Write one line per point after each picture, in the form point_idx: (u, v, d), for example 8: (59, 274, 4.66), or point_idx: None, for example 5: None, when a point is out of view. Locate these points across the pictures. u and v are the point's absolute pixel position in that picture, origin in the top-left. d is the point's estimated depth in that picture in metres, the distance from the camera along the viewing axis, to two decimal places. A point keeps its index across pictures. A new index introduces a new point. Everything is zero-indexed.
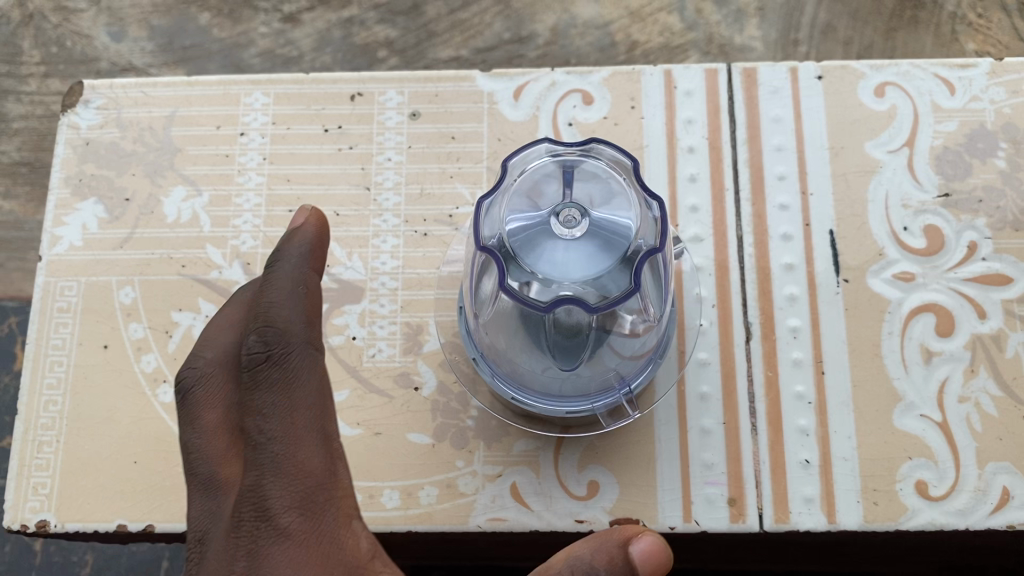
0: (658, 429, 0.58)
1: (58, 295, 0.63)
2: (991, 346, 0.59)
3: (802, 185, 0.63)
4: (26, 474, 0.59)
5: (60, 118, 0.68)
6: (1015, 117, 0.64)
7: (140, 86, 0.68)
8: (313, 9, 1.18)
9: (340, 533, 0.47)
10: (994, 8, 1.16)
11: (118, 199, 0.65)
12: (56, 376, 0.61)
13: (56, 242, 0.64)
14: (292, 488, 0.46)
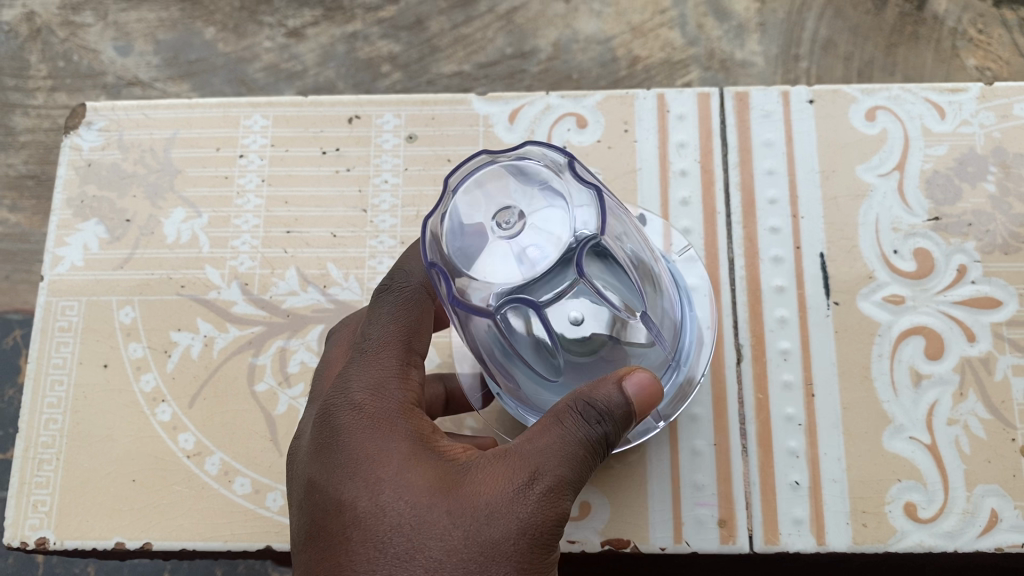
0: (651, 453, 0.63)
1: (60, 314, 0.70)
2: (980, 369, 0.64)
3: (792, 209, 0.69)
4: (27, 490, 0.66)
5: (65, 138, 0.76)
6: (1004, 140, 0.70)
7: (141, 110, 0.77)
8: (317, 24, 1.19)
9: (409, 413, 0.53)
10: (994, 23, 1.16)
11: (119, 221, 0.73)
12: (56, 395, 0.68)
13: (58, 262, 0.72)
14: (370, 377, 0.54)
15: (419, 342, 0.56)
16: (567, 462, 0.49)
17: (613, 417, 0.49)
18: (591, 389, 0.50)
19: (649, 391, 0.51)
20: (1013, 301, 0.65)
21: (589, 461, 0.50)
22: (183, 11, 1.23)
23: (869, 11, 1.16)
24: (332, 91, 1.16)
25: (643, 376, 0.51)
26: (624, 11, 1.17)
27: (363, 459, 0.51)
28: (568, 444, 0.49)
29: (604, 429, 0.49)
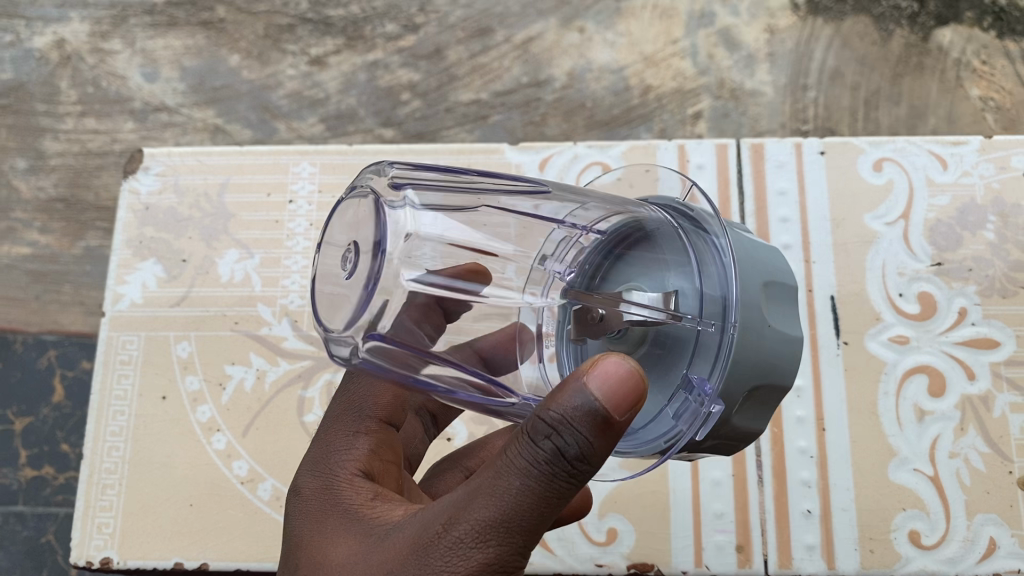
0: (672, 481, 0.70)
1: (120, 349, 0.79)
2: (979, 406, 0.70)
3: (804, 254, 0.75)
4: (92, 513, 0.74)
5: (124, 183, 0.84)
6: (1001, 191, 0.75)
7: (195, 156, 0.84)
8: (339, 52, 1.23)
9: (347, 488, 0.55)
10: (998, 53, 1.18)
11: (176, 261, 0.81)
12: (118, 424, 0.76)
13: (119, 299, 0.80)
14: (316, 460, 0.58)
15: (372, 410, 0.60)
16: (498, 497, 0.44)
17: (576, 428, 0.43)
18: (552, 399, 0.44)
19: (616, 383, 0.43)
20: (1010, 341, 0.71)
21: (548, 484, 0.44)
22: (208, 38, 1.26)
23: (875, 41, 1.18)
24: (354, 118, 1.20)
25: (606, 365, 0.44)
26: (637, 41, 1.21)
27: (296, 544, 0.54)
28: (503, 476, 0.45)
29: (559, 445, 0.43)
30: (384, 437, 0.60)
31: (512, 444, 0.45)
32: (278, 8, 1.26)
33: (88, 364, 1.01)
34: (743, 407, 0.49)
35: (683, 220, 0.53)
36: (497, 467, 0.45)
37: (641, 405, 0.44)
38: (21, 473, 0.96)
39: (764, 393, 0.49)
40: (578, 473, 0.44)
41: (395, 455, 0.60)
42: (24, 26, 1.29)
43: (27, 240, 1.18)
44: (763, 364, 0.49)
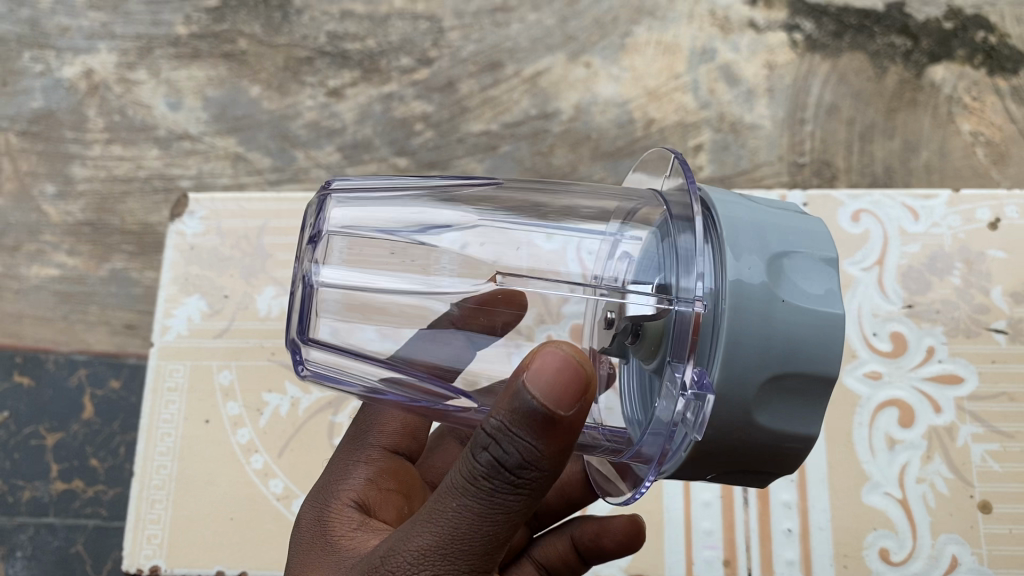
0: (664, 500, 0.69)
1: (167, 376, 0.77)
2: (945, 437, 0.68)
3: None
4: (141, 525, 0.72)
5: (169, 225, 0.82)
6: (968, 241, 0.74)
7: (235, 200, 0.82)
8: (355, 84, 1.27)
9: (337, 516, 0.56)
10: (988, 90, 1.17)
11: (218, 295, 0.79)
12: (165, 444, 0.75)
13: (167, 330, 0.78)
14: (315, 490, 0.60)
15: (377, 440, 0.63)
16: (442, 513, 0.43)
17: (513, 435, 0.42)
18: (494, 408, 0.43)
19: (551, 378, 0.41)
20: (974, 376, 0.70)
21: (493, 496, 0.43)
22: (230, 69, 1.29)
23: (871, 78, 1.18)
24: (369, 148, 1.24)
25: (540, 356, 0.42)
26: (641, 76, 1.23)
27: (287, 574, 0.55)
28: (448, 491, 0.44)
29: (496, 454, 0.42)
30: (387, 467, 0.62)
31: (459, 459, 0.44)
32: (297, 41, 1.29)
33: (116, 382, 1.10)
34: (763, 400, 0.43)
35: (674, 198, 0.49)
36: (445, 483, 0.44)
37: (584, 402, 0.42)
38: (53, 487, 1.04)
39: (793, 382, 0.43)
40: (522, 481, 0.42)
41: (399, 486, 0.61)
42: (53, 56, 1.32)
43: (56, 261, 1.22)
44: (770, 349, 0.42)
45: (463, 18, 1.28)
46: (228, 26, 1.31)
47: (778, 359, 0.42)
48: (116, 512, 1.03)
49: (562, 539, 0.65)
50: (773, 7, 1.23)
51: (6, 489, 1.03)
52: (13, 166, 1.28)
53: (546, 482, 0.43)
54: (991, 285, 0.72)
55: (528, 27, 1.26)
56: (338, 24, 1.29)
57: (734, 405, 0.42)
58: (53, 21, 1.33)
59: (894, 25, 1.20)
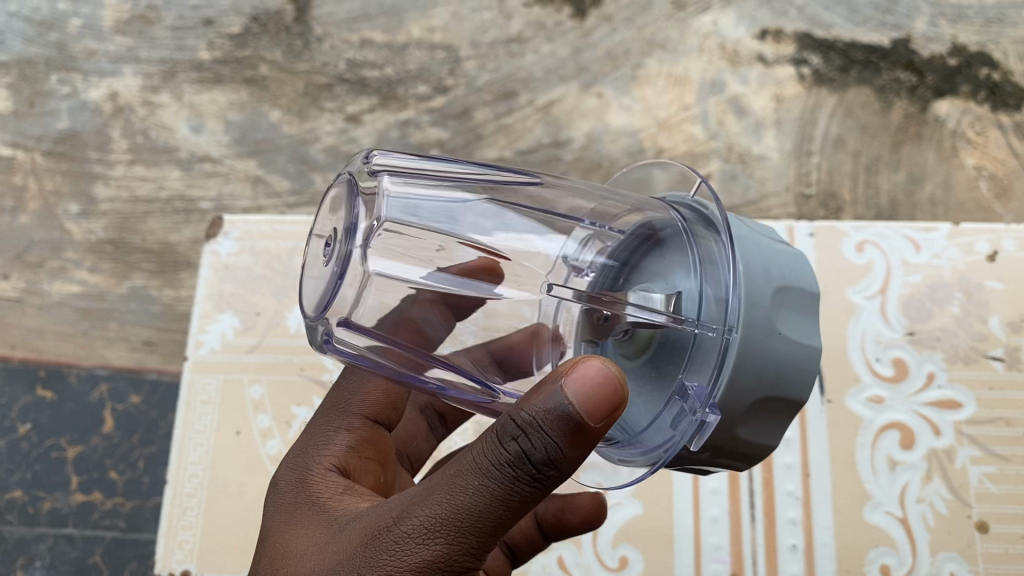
0: (676, 516, 0.70)
1: (201, 390, 0.77)
2: (944, 460, 0.69)
3: None
4: (174, 531, 0.73)
5: (204, 246, 0.83)
6: (968, 272, 0.75)
7: (268, 224, 0.84)
8: (373, 110, 1.29)
9: (321, 481, 0.57)
10: (991, 125, 1.19)
11: (250, 313, 0.80)
12: (198, 454, 0.75)
13: (200, 345, 0.79)
14: (297, 451, 0.60)
15: (356, 407, 0.62)
16: (457, 492, 0.45)
17: (543, 431, 0.43)
18: (529, 400, 0.44)
19: (593, 390, 0.43)
20: (972, 403, 0.70)
21: (512, 486, 0.44)
22: (252, 94, 1.32)
23: (877, 111, 1.21)
24: None
25: (586, 368, 0.43)
26: (652, 106, 1.26)
27: (265, 530, 0.55)
28: (468, 472, 0.45)
29: (525, 447, 0.43)
30: (367, 435, 0.62)
31: (481, 443, 0.45)
32: (317, 67, 1.32)
33: (136, 397, 1.14)
34: (746, 418, 0.48)
35: (696, 221, 0.53)
36: (463, 463, 0.45)
37: (614, 416, 0.44)
38: (73, 498, 1.08)
39: (775, 404, 0.49)
40: (542, 477, 0.43)
41: (377, 454, 0.62)
42: (80, 79, 1.35)
43: (77, 278, 1.25)
44: (761, 376, 0.48)
45: (479, 48, 1.30)
46: (251, 52, 1.34)
47: (767, 385, 0.48)
48: (135, 525, 1.06)
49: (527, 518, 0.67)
50: (781, 42, 1.26)
51: (27, 499, 1.08)
52: (37, 185, 1.30)
53: (562, 480, 0.45)
54: (988, 314, 0.73)
55: (542, 57, 1.29)
56: (357, 52, 1.32)
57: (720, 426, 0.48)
58: (81, 45, 1.37)
59: (899, 61, 1.23)
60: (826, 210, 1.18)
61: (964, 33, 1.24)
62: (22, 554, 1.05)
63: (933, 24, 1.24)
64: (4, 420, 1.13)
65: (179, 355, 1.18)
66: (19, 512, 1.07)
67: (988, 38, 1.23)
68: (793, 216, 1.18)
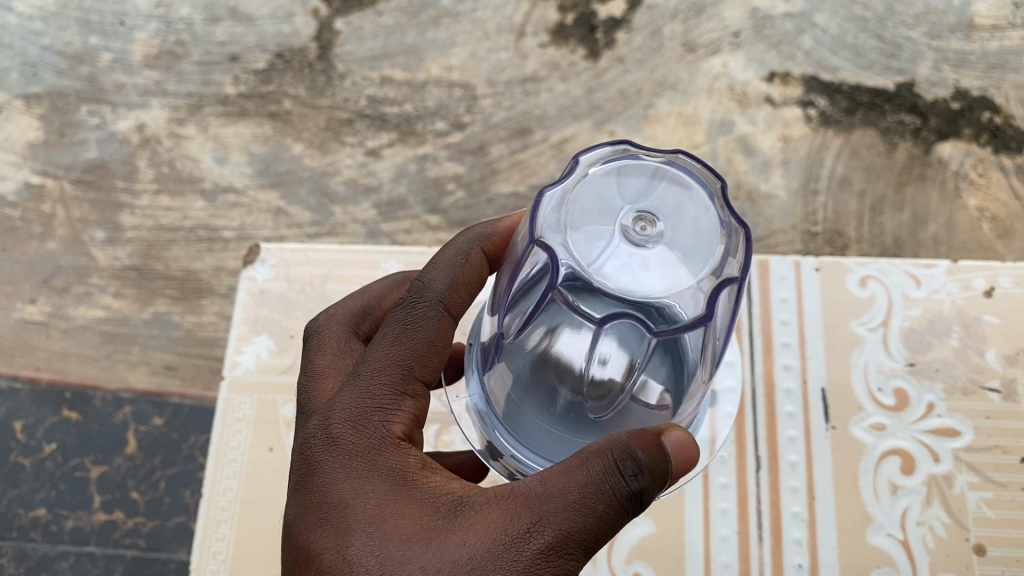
0: (687, 534, 0.71)
1: (236, 408, 0.78)
2: (943, 485, 0.71)
3: (801, 351, 0.77)
4: (208, 543, 0.73)
5: (241, 271, 0.85)
6: (966, 307, 0.78)
7: (304, 252, 0.86)
8: (392, 145, 1.33)
9: (394, 454, 0.47)
10: (993, 167, 1.23)
11: (284, 336, 0.82)
12: (232, 469, 0.76)
13: (236, 365, 0.80)
14: (358, 406, 0.48)
15: (423, 367, 0.50)
16: (582, 515, 0.43)
17: (656, 476, 0.45)
18: (636, 440, 0.45)
19: (687, 451, 0.47)
20: (970, 431, 0.73)
21: (619, 518, 0.45)
22: (275, 128, 1.36)
23: (881, 152, 1.25)
24: (403, 206, 1.29)
25: (684, 438, 0.47)
26: (663, 144, 1.29)
27: (335, 500, 0.45)
28: (590, 495, 0.44)
29: (642, 484, 0.44)
30: (423, 400, 0.50)
31: (597, 465, 0.44)
32: (339, 103, 1.36)
33: (159, 420, 1.17)
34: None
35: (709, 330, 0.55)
36: (575, 482, 0.44)
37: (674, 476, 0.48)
38: (96, 517, 1.12)
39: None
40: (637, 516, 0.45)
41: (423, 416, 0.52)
42: (109, 111, 1.40)
43: (101, 303, 1.28)
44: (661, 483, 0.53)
45: (496, 87, 1.34)
46: (275, 88, 1.38)
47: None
48: (154, 545, 1.10)
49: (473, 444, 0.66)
50: (788, 84, 1.30)
51: (52, 518, 1.12)
52: (65, 213, 1.34)
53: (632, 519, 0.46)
54: (985, 347, 0.76)
55: (556, 96, 1.33)
56: (378, 89, 1.36)
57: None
58: (111, 78, 1.42)
59: (904, 104, 1.27)
60: (832, 246, 1.20)
61: (967, 78, 1.28)
62: (45, 571, 1.09)
63: (936, 69, 1.29)
64: (30, 439, 1.17)
65: (199, 380, 1.21)
66: (43, 530, 1.12)
67: (990, 83, 1.27)
68: (800, 253, 1.21)
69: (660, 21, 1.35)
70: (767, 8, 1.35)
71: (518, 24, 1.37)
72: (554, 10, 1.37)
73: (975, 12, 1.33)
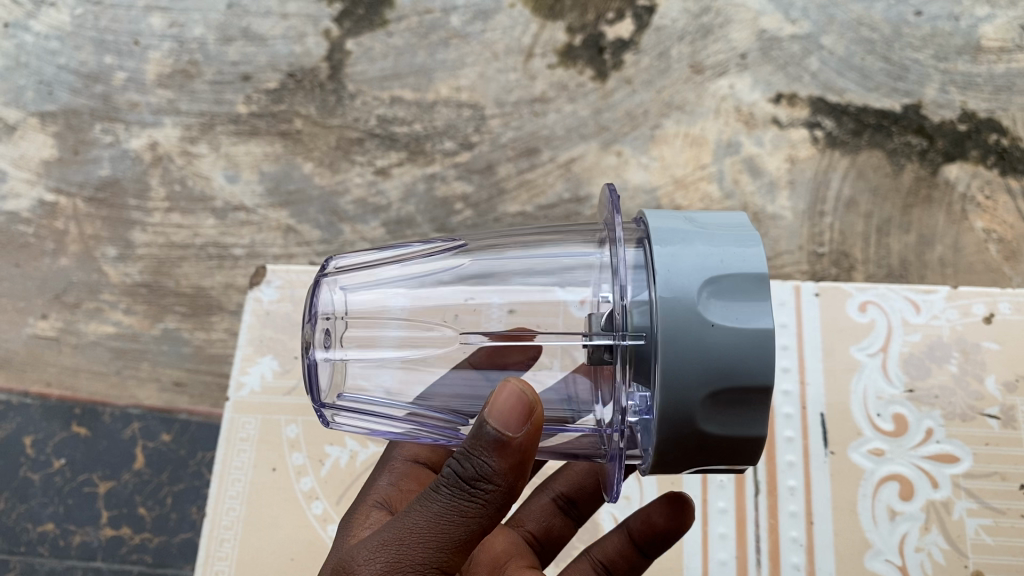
0: (685, 559, 0.72)
1: (240, 428, 0.79)
2: (942, 511, 0.71)
3: (800, 375, 0.77)
4: (210, 562, 0.73)
5: (248, 292, 0.86)
6: (966, 333, 0.77)
7: (310, 273, 0.87)
8: (401, 164, 1.34)
9: (363, 514, 0.62)
10: (1001, 189, 1.23)
11: (289, 356, 0.82)
12: (236, 488, 0.76)
13: (240, 386, 0.81)
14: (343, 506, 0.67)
15: (400, 453, 0.69)
16: (414, 514, 0.50)
17: (474, 453, 0.48)
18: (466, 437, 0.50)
19: (502, 408, 0.48)
20: (969, 457, 0.73)
21: (457, 499, 0.49)
22: (286, 146, 1.37)
23: (888, 174, 1.25)
24: (411, 225, 1.31)
25: (499, 393, 0.48)
26: (669, 165, 1.30)
27: None
28: (419, 497, 0.51)
29: (457, 469, 0.49)
30: (410, 472, 0.68)
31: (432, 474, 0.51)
32: (349, 122, 1.37)
33: (166, 436, 1.18)
34: (708, 413, 0.46)
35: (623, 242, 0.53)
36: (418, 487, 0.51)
37: (534, 423, 0.49)
38: (103, 532, 1.13)
39: (731, 396, 0.46)
40: (477, 491, 0.49)
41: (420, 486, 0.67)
42: (123, 129, 1.40)
43: (112, 319, 1.30)
44: (719, 370, 0.45)
45: (504, 107, 1.35)
46: (286, 107, 1.39)
47: (721, 375, 0.46)
48: (161, 560, 1.12)
49: (619, 535, 0.67)
50: (795, 105, 1.31)
51: (59, 533, 1.13)
52: (78, 229, 1.35)
53: (503, 492, 0.49)
54: (985, 373, 0.76)
55: (564, 116, 1.34)
56: (387, 109, 1.37)
57: (677, 418, 0.46)
58: (124, 97, 1.42)
59: (910, 125, 1.27)
60: (837, 267, 1.21)
61: (974, 100, 1.28)
62: None
63: (943, 91, 1.29)
64: (40, 455, 1.18)
65: (208, 396, 1.23)
66: (50, 545, 1.13)
67: (997, 105, 1.27)
68: (806, 273, 1.22)
69: (667, 42, 1.35)
70: (775, 29, 1.35)
71: (526, 45, 1.38)
72: (563, 30, 1.37)
73: (983, 33, 1.32)
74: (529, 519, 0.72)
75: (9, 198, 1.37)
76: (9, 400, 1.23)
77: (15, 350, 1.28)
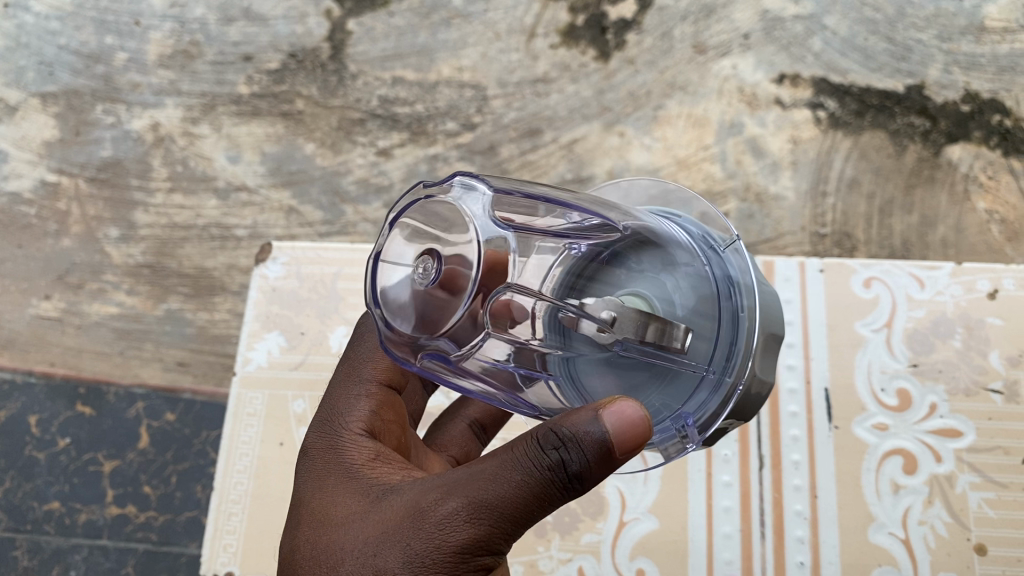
0: (691, 531, 0.72)
1: (247, 403, 0.80)
2: (945, 484, 0.72)
3: (805, 350, 0.78)
4: (218, 536, 0.74)
5: (253, 269, 0.85)
6: (970, 309, 0.77)
7: (316, 249, 0.86)
8: (403, 145, 1.34)
9: (350, 445, 0.57)
10: (1004, 169, 1.23)
11: (295, 333, 0.82)
12: (243, 463, 0.77)
13: (247, 361, 0.81)
14: (323, 422, 0.59)
15: (372, 374, 0.60)
16: (497, 486, 0.46)
17: (583, 449, 0.44)
18: (567, 418, 0.45)
19: (630, 424, 0.45)
20: (972, 432, 0.73)
21: (545, 489, 0.45)
22: (287, 127, 1.37)
23: (891, 155, 1.25)
24: None
25: (627, 409, 0.45)
26: (672, 145, 1.30)
27: (311, 509, 0.54)
28: (506, 468, 0.46)
29: (565, 458, 0.44)
30: (388, 398, 0.61)
31: (524, 446, 0.46)
32: (351, 103, 1.36)
33: (171, 415, 1.19)
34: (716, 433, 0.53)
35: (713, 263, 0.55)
36: (502, 458, 0.46)
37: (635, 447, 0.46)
38: (109, 510, 1.14)
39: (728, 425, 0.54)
40: (570, 488, 0.45)
41: (396, 417, 0.61)
42: (124, 109, 1.40)
43: (115, 300, 1.30)
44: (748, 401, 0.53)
45: (506, 88, 1.35)
46: (288, 87, 1.39)
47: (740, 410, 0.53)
48: (166, 538, 1.12)
49: None
50: (798, 86, 1.30)
51: (65, 511, 1.14)
52: (80, 210, 1.35)
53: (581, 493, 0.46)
54: (989, 349, 0.76)
55: (566, 97, 1.33)
56: (389, 90, 1.37)
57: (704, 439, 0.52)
58: (126, 78, 1.42)
59: (913, 106, 1.27)
60: (840, 248, 1.22)
61: (977, 80, 1.27)
62: (59, 563, 1.12)
63: (946, 71, 1.28)
64: (44, 434, 1.19)
65: (212, 375, 1.23)
66: (56, 523, 1.14)
67: (1001, 86, 1.26)
68: (808, 254, 1.23)
69: (670, 22, 1.34)
70: (778, 9, 1.34)
71: (528, 25, 1.37)
72: (565, 10, 1.37)
73: (987, 13, 1.31)
74: (452, 444, 0.69)
75: (11, 179, 1.37)
76: (14, 379, 1.24)
77: (19, 331, 1.29)
